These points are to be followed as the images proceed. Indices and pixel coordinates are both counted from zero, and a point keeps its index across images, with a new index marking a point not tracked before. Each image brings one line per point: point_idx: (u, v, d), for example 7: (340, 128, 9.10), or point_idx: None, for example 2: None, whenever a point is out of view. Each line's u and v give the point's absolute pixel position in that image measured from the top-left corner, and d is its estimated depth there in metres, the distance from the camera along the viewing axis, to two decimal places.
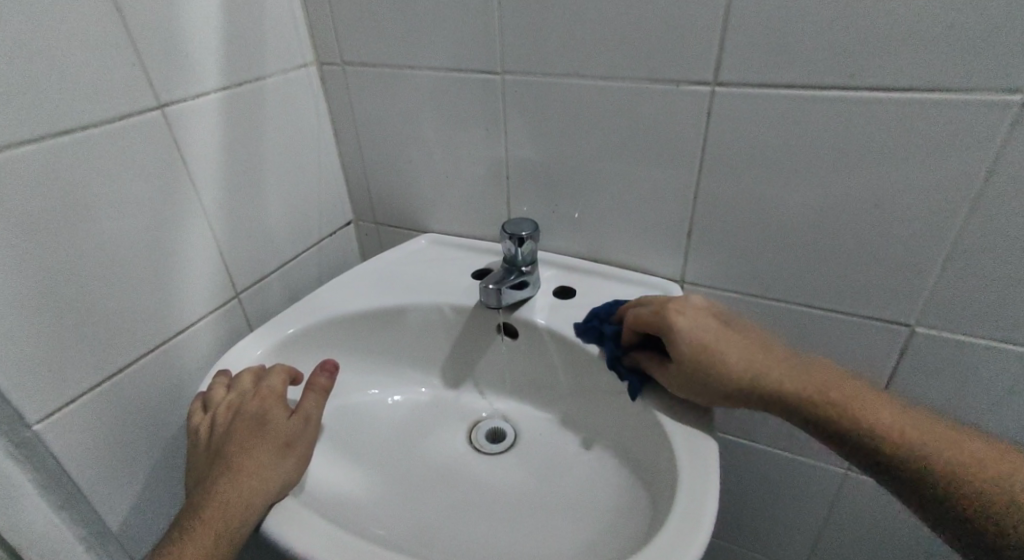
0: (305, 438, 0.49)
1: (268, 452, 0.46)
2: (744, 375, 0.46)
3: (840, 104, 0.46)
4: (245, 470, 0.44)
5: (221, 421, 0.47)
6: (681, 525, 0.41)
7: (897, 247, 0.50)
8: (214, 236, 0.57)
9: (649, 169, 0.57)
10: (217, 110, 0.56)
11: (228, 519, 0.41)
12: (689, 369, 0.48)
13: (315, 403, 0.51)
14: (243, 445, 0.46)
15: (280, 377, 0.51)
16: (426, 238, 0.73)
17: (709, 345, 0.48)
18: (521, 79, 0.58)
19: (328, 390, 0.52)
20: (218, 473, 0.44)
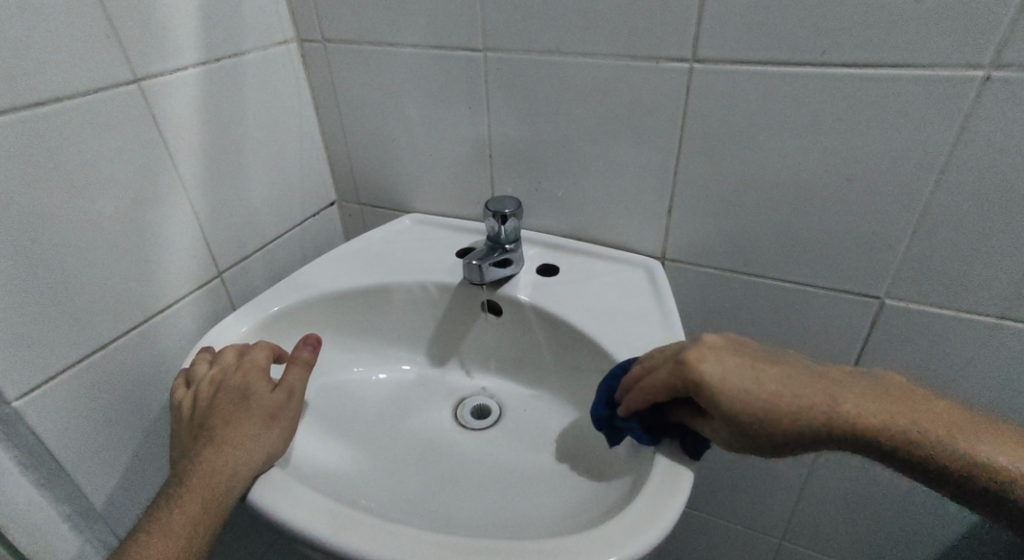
0: (290, 411, 0.48)
1: (252, 423, 0.45)
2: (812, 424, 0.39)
3: (813, 80, 0.47)
4: (229, 441, 0.43)
5: (204, 395, 0.47)
6: (659, 487, 0.41)
7: (866, 222, 0.51)
8: (195, 214, 0.58)
9: (629, 146, 0.57)
10: (196, 84, 0.55)
11: (214, 489, 0.41)
12: (743, 425, 0.40)
13: (300, 376, 0.50)
14: (224, 418, 0.45)
15: (264, 352, 0.51)
16: (410, 218, 0.73)
17: (751, 389, 0.40)
18: (504, 56, 0.57)
19: (312, 364, 0.52)
20: (201, 444, 0.43)
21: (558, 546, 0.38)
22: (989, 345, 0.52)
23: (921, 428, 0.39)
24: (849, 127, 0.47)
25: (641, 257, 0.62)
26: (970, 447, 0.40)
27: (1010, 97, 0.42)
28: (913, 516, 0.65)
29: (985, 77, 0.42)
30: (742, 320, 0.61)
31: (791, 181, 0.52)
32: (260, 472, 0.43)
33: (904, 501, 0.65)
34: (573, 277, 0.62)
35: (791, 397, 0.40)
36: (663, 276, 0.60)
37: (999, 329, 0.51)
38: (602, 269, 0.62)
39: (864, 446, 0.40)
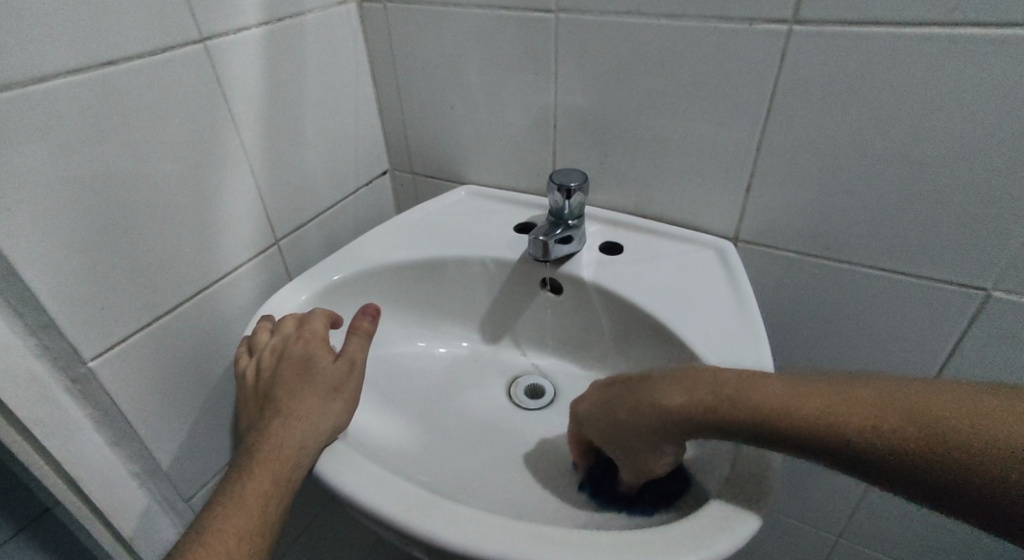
0: (354, 380, 0.47)
1: (316, 395, 0.44)
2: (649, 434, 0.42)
3: (932, 43, 0.42)
4: (295, 414, 0.42)
5: (266, 364, 0.46)
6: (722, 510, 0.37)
7: (979, 204, 0.46)
8: (255, 179, 0.57)
9: (708, 117, 0.53)
10: (259, 45, 0.54)
11: (284, 462, 0.40)
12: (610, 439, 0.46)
13: (361, 346, 0.49)
14: (291, 389, 0.44)
15: (322, 321, 0.50)
16: (465, 189, 0.71)
17: (609, 412, 0.46)
18: (578, 17, 0.54)
19: (372, 334, 0.50)
20: (268, 416, 0.43)
21: (628, 539, 0.36)
22: None
23: (779, 408, 0.37)
24: (968, 97, 0.43)
25: (712, 237, 0.59)
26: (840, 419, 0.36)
27: None
28: None
29: None
30: (819, 308, 0.57)
31: (891, 158, 0.47)
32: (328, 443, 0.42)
33: None
34: (639, 256, 0.59)
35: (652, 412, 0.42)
36: (736, 258, 0.56)
37: None
38: (671, 249, 0.59)
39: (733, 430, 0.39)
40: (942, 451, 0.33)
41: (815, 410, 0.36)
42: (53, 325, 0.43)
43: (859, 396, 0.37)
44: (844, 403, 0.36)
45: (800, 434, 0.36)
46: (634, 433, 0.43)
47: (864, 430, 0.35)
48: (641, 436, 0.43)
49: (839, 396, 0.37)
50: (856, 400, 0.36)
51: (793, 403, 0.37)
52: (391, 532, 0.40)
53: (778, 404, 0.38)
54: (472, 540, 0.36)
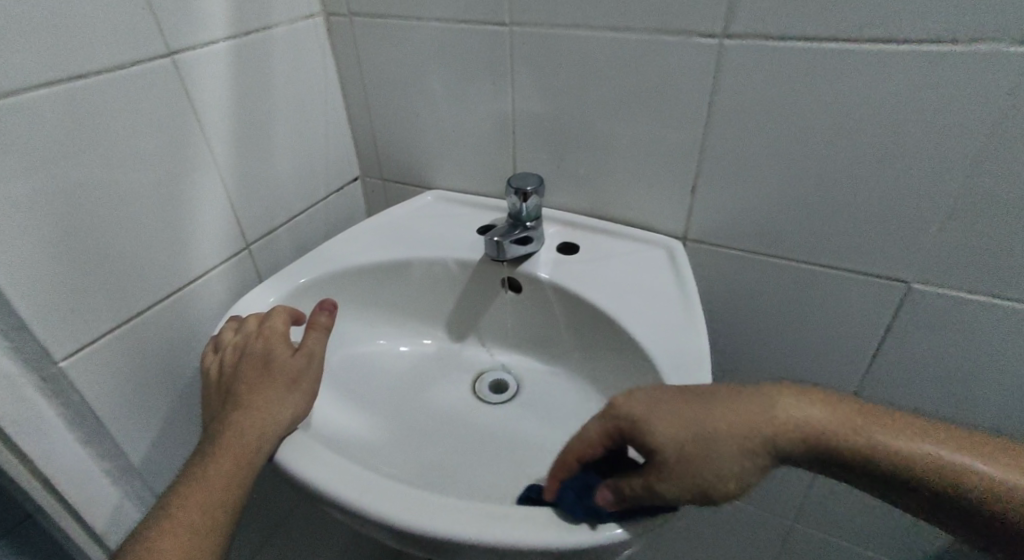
0: (311, 373, 0.50)
1: (275, 388, 0.47)
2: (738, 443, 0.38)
3: (847, 57, 0.45)
4: (253, 404, 0.45)
5: (229, 361, 0.49)
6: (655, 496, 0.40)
7: (895, 202, 0.49)
8: (224, 186, 0.59)
9: (654, 125, 0.56)
10: (228, 57, 0.56)
11: (245, 447, 0.43)
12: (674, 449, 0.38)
13: (319, 340, 0.52)
14: (251, 383, 0.47)
15: (282, 318, 0.52)
16: (431, 194, 0.74)
17: (682, 418, 0.39)
18: (530, 31, 0.57)
19: (330, 328, 0.53)
20: (230, 408, 0.45)
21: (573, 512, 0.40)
22: (1016, 332, 0.51)
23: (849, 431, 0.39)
24: (880, 106, 0.46)
25: (662, 237, 0.62)
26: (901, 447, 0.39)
27: None
28: None
29: None
30: (761, 304, 0.61)
31: (819, 163, 0.51)
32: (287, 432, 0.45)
33: None
34: (593, 256, 0.62)
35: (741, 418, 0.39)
36: (683, 257, 0.60)
37: None
38: (624, 249, 0.62)
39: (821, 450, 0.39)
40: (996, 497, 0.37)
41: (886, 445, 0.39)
42: (25, 328, 0.45)
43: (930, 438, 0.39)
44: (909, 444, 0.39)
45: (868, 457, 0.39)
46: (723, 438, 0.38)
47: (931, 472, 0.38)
48: (728, 441, 0.38)
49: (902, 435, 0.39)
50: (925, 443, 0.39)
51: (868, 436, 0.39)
52: (349, 518, 0.42)
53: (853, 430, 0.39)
54: (422, 517, 0.39)
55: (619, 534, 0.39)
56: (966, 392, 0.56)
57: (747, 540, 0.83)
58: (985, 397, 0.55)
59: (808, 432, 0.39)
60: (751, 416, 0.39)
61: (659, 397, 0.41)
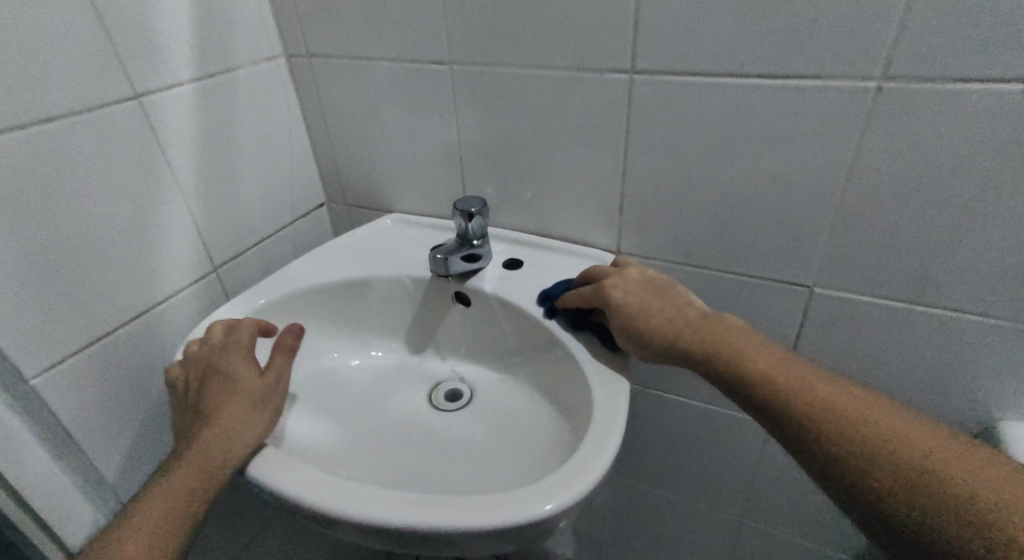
0: (276, 395, 0.53)
1: (239, 406, 0.50)
2: (667, 337, 0.50)
3: (732, 89, 0.51)
4: (217, 423, 0.49)
5: (197, 375, 0.53)
6: (578, 464, 0.46)
7: (791, 216, 0.55)
8: (191, 215, 0.64)
9: (582, 150, 0.62)
10: (191, 98, 0.62)
11: (208, 461, 0.47)
12: (623, 326, 0.52)
13: (283, 362, 0.54)
14: (216, 400, 0.51)
15: (247, 332, 0.56)
16: (391, 218, 0.79)
17: (640, 306, 0.52)
18: (468, 69, 0.63)
19: (294, 348, 0.55)
20: (196, 422, 0.50)
21: (507, 497, 0.44)
22: (908, 329, 0.56)
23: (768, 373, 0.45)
24: (767, 131, 0.52)
25: (599, 251, 0.67)
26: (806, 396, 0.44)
27: (904, 103, 0.46)
28: None
29: (878, 88, 0.46)
30: None
31: (724, 182, 0.56)
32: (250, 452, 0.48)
33: None
34: (535, 271, 0.67)
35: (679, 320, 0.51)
36: None
37: (914, 314, 0.55)
38: (564, 264, 0.67)
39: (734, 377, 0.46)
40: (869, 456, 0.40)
41: (803, 406, 0.43)
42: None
43: (867, 423, 0.42)
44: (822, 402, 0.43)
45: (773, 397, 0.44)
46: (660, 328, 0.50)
47: (844, 449, 0.41)
48: (663, 333, 0.50)
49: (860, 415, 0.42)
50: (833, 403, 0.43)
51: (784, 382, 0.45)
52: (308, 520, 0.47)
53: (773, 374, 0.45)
54: (361, 507, 0.44)
55: (546, 511, 0.43)
56: (875, 387, 0.61)
57: (704, 539, 0.87)
58: (892, 390, 0.60)
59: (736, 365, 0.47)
60: (684, 324, 0.50)
61: (640, 290, 0.54)
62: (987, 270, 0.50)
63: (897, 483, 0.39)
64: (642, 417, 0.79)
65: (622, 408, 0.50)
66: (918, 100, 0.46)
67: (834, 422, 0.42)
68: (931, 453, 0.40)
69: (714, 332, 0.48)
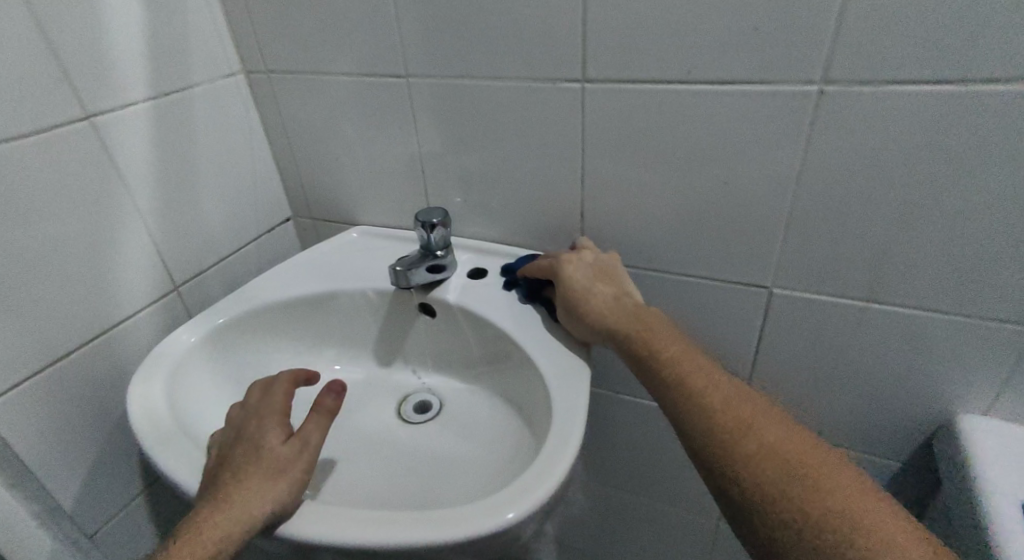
0: (300, 464, 0.48)
1: (261, 476, 0.46)
2: (599, 314, 0.53)
3: (682, 96, 0.52)
4: (234, 494, 0.45)
5: (227, 442, 0.50)
6: (536, 473, 0.46)
7: (745, 218, 0.56)
8: (149, 234, 0.63)
9: (540, 159, 0.62)
10: (146, 117, 0.61)
11: (215, 535, 0.43)
12: (563, 296, 0.56)
13: (319, 427, 0.51)
14: (239, 469, 0.47)
15: (283, 397, 0.53)
16: (356, 230, 0.79)
17: (585, 283, 0.56)
18: (424, 81, 0.63)
19: (333, 413, 0.52)
20: (213, 487, 0.46)
21: (471, 508, 0.44)
22: (863, 327, 0.56)
23: (675, 365, 0.47)
24: (716, 136, 0.52)
25: None
26: (705, 388, 0.45)
27: (845, 105, 0.47)
28: None
29: (819, 91, 0.47)
30: None
31: (678, 187, 0.57)
32: (263, 525, 0.44)
33: None
34: (499, 280, 0.67)
35: (614, 304, 0.54)
36: None
37: (866, 313, 0.55)
38: None
39: (644, 360, 0.49)
40: (736, 449, 0.41)
41: (696, 393, 0.45)
42: None
43: (752, 421, 0.43)
44: (718, 397, 0.44)
45: (671, 384, 0.46)
46: (595, 305, 0.54)
47: (716, 439, 0.42)
48: (596, 310, 0.54)
49: (769, 437, 0.42)
50: (727, 400, 0.44)
51: (690, 375, 0.46)
52: (276, 545, 0.47)
53: (683, 367, 0.47)
54: (330, 529, 0.44)
55: (508, 518, 0.43)
56: (837, 387, 0.61)
57: (683, 544, 0.87)
58: (854, 389, 0.61)
59: (651, 351, 0.49)
60: (617, 308, 0.53)
61: (591, 272, 0.57)
62: (935, 267, 0.51)
63: (749, 476, 0.40)
64: (614, 423, 0.79)
65: (581, 416, 0.50)
66: (858, 103, 0.47)
67: (718, 413, 0.43)
68: (801, 461, 0.40)
69: (641, 320, 0.51)
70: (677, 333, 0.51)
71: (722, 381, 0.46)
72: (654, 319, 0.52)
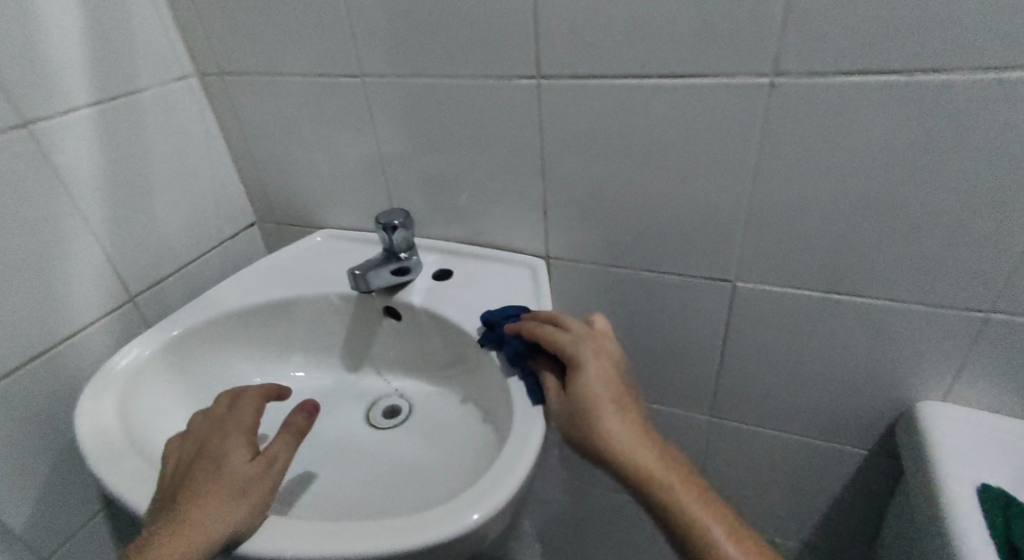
0: (264, 480, 0.46)
1: (220, 495, 0.44)
2: (615, 442, 0.46)
3: (637, 91, 0.51)
4: (191, 516, 0.43)
5: (188, 456, 0.49)
6: (495, 477, 0.45)
7: (705, 212, 0.55)
8: (100, 244, 0.62)
9: (500, 157, 0.62)
10: (90, 123, 0.59)
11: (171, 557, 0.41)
12: (579, 401, 0.47)
13: (287, 443, 0.49)
14: (198, 486, 0.45)
15: (253, 411, 0.52)
16: (321, 234, 0.78)
17: (605, 392, 0.48)
18: (380, 80, 0.62)
19: (303, 430, 0.50)
20: (171, 504, 0.44)
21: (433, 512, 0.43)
22: (825, 318, 0.56)
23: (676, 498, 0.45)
24: (672, 130, 0.52)
25: (528, 257, 0.67)
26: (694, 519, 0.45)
27: (797, 96, 0.47)
28: (804, 489, 0.69)
29: (771, 82, 0.47)
30: (623, 312, 0.66)
31: (639, 182, 0.56)
32: (220, 546, 0.42)
33: (794, 475, 0.69)
34: (464, 281, 0.66)
35: (631, 430, 0.47)
36: (543, 274, 0.65)
37: (828, 303, 0.55)
38: (492, 271, 0.67)
39: (649, 494, 0.45)
40: None
41: (684, 525, 0.45)
42: None
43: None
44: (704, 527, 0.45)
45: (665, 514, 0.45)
46: (611, 425, 0.46)
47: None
48: (612, 434, 0.46)
49: None
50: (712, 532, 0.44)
51: (688, 506, 0.45)
52: None
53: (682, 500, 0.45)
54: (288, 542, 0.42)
55: (472, 520, 0.42)
56: (804, 378, 0.61)
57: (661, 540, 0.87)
58: (820, 381, 0.61)
59: (661, 486, 0.45)
60: (637, 436, 0.47)
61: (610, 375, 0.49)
62: (893, 256, 0.51)
63: None
64: None
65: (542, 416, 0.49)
66: (809, 93, 0.46)
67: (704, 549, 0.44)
68: None
69: (660, 453, 0.46)
70: (682, 460, 0.48)
71: (711, 510, 0.46)
72: (668, 453, 0.47)
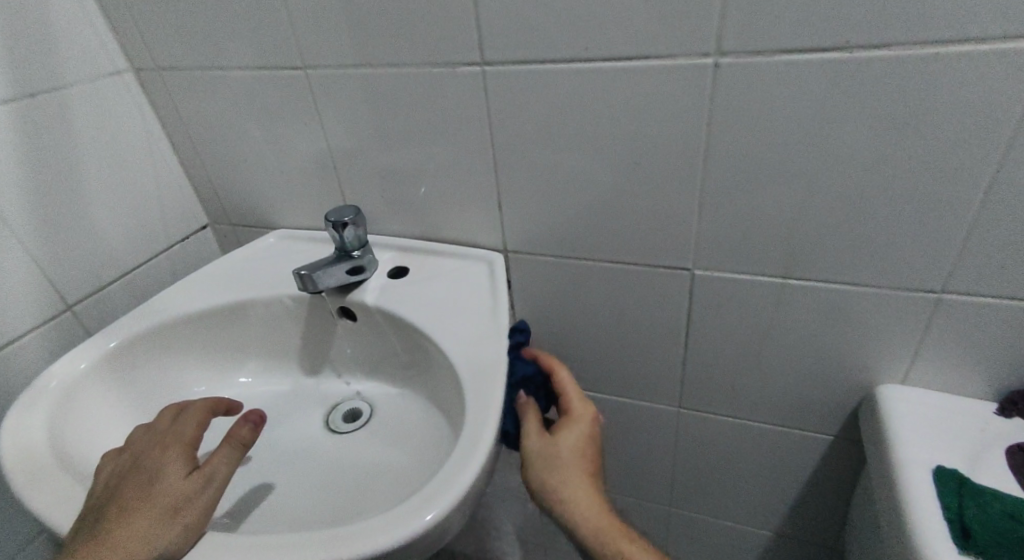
0: (200, 500, 0.44)
1: (151, 515, 0.42)
2: (572, 494, 0.49)
3: (583, 76, 0.50)
4: (117, 539, 0.41)
5: (121, 472, 0.46)
6: (444, 478, 0.43)
7: (660, 199, 0.54)
8: (27, 251, 0.59)
9: (451, 149, 0.60)
10: (8, 124, 0.56)
11: None
12: (552, 448, 0.51)
13: (228, 458, 0.46)
14: (128, 506, 0.43)
15: (196, 423, 0.49)
16: (275, 234, 0.75)
17: (580, 454, 0.52)
18: (322, 72, 0.59)
19: (246, 444, 0.47)
20: (96, 524, 0.42)
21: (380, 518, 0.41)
22: (784, 303, 0.55)
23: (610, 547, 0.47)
24: (620, 116, 0.50)
25: (487, 251, 0.65)
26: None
27: (743, 76, 0.45)
28: (776, 477, 0.68)
29: (715, 63, 0.45)
30: (586, 304, 0.64)
31: (593, 170, 0.55)
32: None
33: (765, 464, 0.68)
34: (421, 277, 0.64)
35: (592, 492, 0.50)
36: (501, 269, 0.63)
37: (787, 287, 0.54)
38: (450, 267, 0.65)
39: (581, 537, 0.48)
40: None
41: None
42: None
43: None
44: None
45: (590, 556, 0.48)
46: (574, 479, 0.50)
47: None
48: (571, 486, 0.49)
49: None
50: None
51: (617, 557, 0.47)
52: None
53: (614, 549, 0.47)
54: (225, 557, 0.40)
55: (425, 522, 0.40)
56: (769, 366, 0.60)
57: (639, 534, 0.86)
58: (785, 367, 0.60)
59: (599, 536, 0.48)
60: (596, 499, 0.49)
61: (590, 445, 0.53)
62: (850, 238, 0.50)
63: None
64: None
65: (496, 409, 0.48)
66: (756, 72, 0.45)
67: None
68: None
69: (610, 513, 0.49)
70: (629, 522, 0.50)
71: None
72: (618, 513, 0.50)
